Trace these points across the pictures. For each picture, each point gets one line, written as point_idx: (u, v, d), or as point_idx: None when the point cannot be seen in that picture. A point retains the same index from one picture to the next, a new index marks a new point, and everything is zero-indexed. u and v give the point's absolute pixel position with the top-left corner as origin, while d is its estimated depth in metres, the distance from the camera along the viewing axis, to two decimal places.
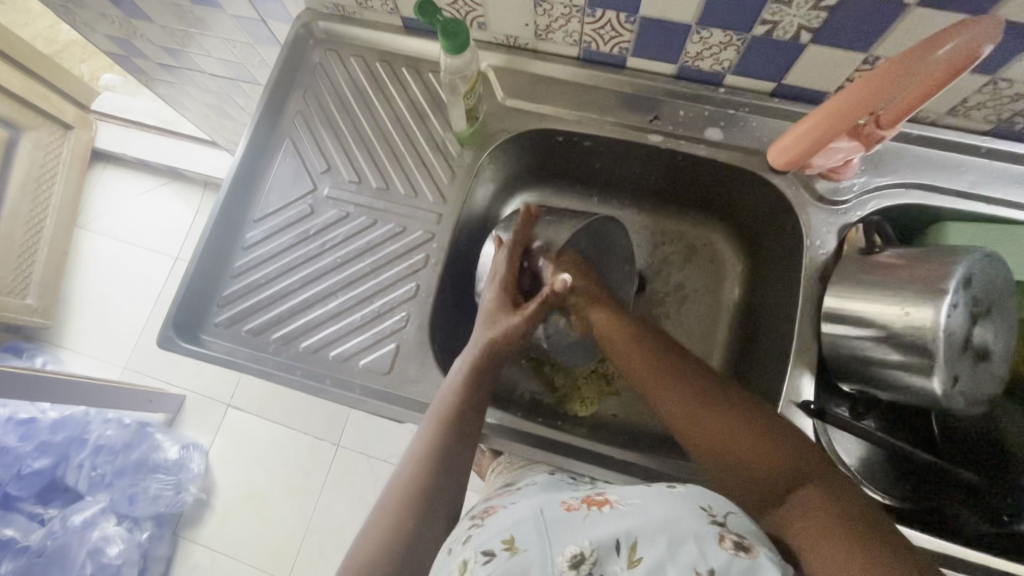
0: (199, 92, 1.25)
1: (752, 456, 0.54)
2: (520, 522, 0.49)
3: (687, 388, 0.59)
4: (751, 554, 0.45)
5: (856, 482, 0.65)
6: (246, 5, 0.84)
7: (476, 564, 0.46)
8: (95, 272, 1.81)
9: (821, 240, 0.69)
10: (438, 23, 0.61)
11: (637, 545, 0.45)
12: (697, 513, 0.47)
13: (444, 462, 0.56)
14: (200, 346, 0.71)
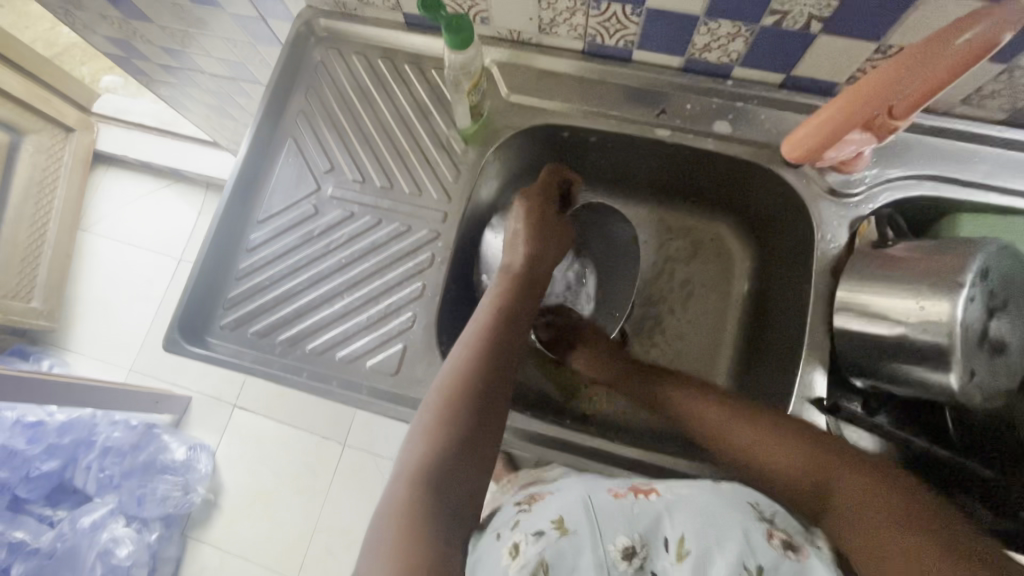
0: (200, 93, 1.24)
1: (793, 463, 0.57)
2: (568, 504, 0.53)
3: (731, 414, 0.63)
4: (798, 555, 0.49)
5: None
6: (245, 4, 0.83)
7: (527, 538, 0.50)
8: (100, 274, 1.81)
9: (833, 233, 0.68)
10: (443, 18, 0.61)
11: (685, 540, 0.49)
12: (746, 509, 0.52)
13: (467, 443, 0.54)
14: (206, 348, 0.70)
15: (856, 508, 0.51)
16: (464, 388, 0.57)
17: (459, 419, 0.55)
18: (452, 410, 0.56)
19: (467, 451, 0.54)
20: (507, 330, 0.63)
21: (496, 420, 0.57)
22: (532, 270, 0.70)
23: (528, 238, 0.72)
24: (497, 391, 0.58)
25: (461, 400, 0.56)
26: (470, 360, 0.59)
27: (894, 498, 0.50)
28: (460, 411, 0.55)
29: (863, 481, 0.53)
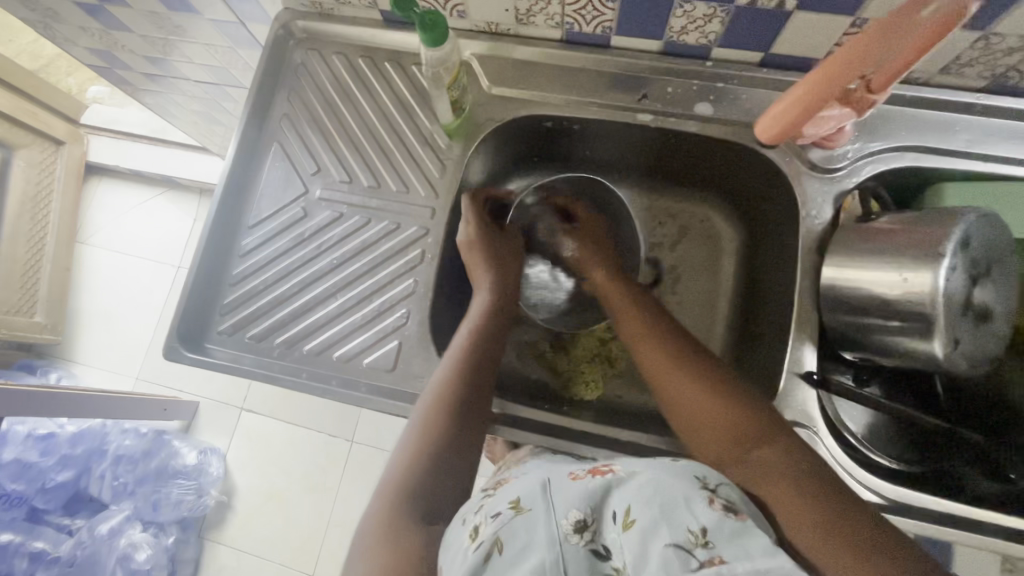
0: (185, 100, 1.24)
1: (731, 419, 0.57)
2: (528, 488, 0.53)
3: (694, 374, 0.62)
4: (739, 516, 0.47)
5: (862, 447, 0.67)
6: (223, 8, 0.83)
7: (486, 521, 0.49)
8: (100, 286, 1.82)
9: (817, 210, 0.69)
10: (416, 15, 0.60)
11: (631, 510, 0.48)
12: (689, 479, 0.50)
13: (445, 462, 0.58)
14: (205, 355, 0.72)
15: (762, 471, 0.53)
16: (441, 412, 0.60)
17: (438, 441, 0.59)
18: (432, 432, 0.59)
19: (446, 471, 0.58)
20: (478, 357, 0.66)
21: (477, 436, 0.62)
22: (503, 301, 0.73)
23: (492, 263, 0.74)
24: (472, 407, 0.62)
25: (438, 423, 0.60)
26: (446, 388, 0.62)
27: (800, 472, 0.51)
28: (439, 433, 0.59)
29: (773, 444, 0.54)
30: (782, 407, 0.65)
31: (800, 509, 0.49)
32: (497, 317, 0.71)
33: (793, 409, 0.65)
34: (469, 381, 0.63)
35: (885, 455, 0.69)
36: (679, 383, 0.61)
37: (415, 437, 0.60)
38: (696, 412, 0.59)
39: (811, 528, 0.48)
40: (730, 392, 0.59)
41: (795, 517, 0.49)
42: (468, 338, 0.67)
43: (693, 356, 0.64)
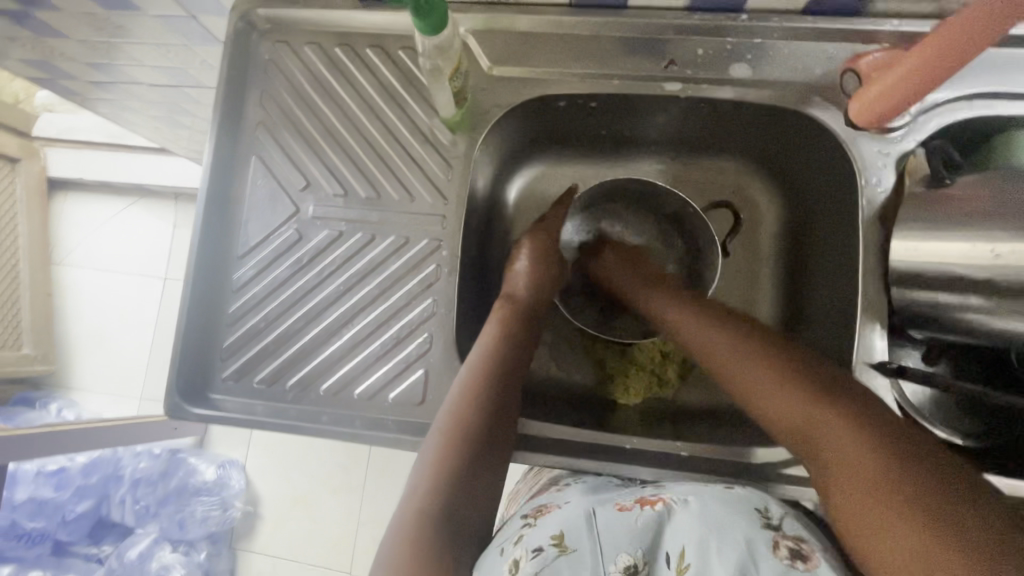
0: (143, 105, 1.11)
1: (794, 416, 0.52)
2: (570, 519, 0.50)
3: (760, 361, 0.57)
4: (807, 564, 0.44)
5: (928, 424, 0.63)
6: (170, 2, 0.71)
7: (526, 555, 0.47)
8: (86, 307, 1.73)
9: (878, 176, 0.61)
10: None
11: (686, 553, 0.45)
12: (752, 515, 0.48)
13: (470, 475, 0.55)
14: (211, 407, 0.65)
15: (830, 457, 0.48)
16: (471, 419, 0.58)
17: (463, 452, 0.56)
18: (457, 440, 0.56)
19: (469, 482, 0.55)
20: (507, 362, 0.64)
21: (501, 449, 0.59)
22: (533, 304, 0.71)
23: (532, 267, 0.73)
24: (503, 417, 0.60)
25: (466, 431, 0.57)
26: (473, 394, 0.59)
27: (880, 443, 0.45)
28: (466, 442, 0.56)
29: (841, 426, 0.48)
30: None
31: (862, 494, 0.44)
32: (524, 321, 0.69)
33: None
34: (499, 388, 0.61)
35: (948, 430, 0.64)
36: (739, 375, 0.58)
37: (435, 449, 0.56)
38: (766, 412, 0.55)
39: (876, 511, 0.42)
40: (801, 381, 0.53)
41: (858, 505, 0.44)
42: (491, 346, 0.64)
43: (752, 341, 0.59)
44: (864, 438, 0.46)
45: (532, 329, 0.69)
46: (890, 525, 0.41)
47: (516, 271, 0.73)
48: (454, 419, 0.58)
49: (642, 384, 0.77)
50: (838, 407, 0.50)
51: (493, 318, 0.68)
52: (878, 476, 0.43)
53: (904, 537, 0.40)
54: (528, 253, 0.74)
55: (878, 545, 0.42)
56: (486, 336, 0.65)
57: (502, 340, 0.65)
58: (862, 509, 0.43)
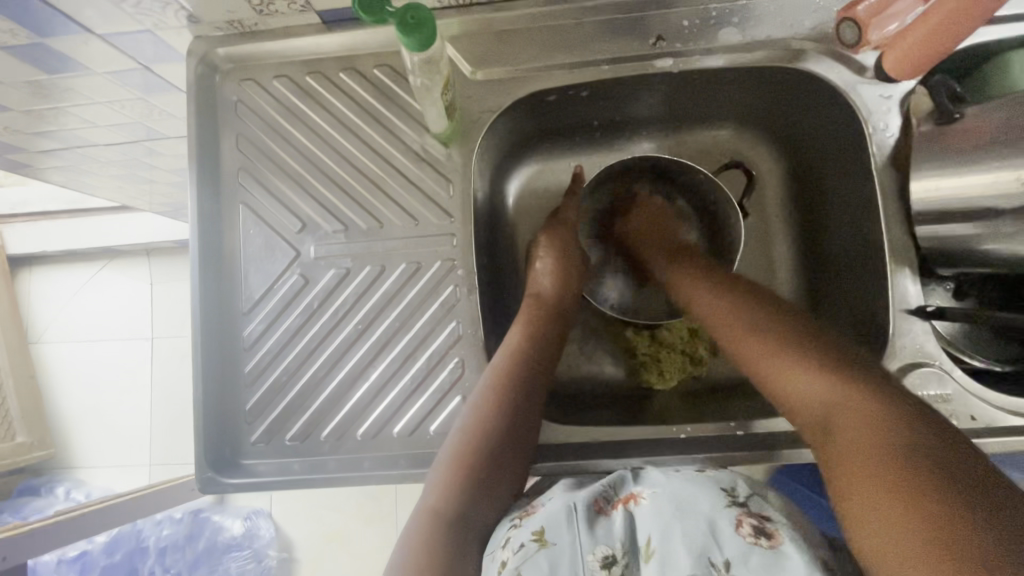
0: (101, 167, 1.05)
1: (825, 399, 0.49)
2: (551, 512, 0.50)
3: (771, 341, 0.56)
4: (771, 541, 0.44)
5: (966, 356, 0.62)
6: (121, 57, 0.67)
7: (511, 555, 0.48)
8: (75, 382, 1.65)
9: (884, 122, 0.60)
10: (394, 16, 0.49)
11: (654, 544, 0.46)
12: (716, 495, 0.48)
13: (482, 482, 0.55)
14: (246, 473, 0.62)
15: (842, 440, 0.46)
16: (489, 432, 0.57)
17: (482, 455, 0.56)
18: (474, 449, 0.56)
19: (483, 486, 0.55)
20: (531, 366, 0.62)
21: (519, 458, 0.58)
22: (557, 302, 0.70)
23: (554, 269, 0.71)
24: (526, 422, 0.59)
25: (486, 440, 0.56)
26: (495, 402, 0.58)
27: (907, 438, 0.42)
28: (484, 453, 0.56)
29: (865, 412, 0.46)
30: (894, 350, 0.59)
31: (866, 480, 0.42)
32: (549, 319, 0.68)
33: (908, 349, 0.59)
34: (520, 395, 0.59)
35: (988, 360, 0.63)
36: (751, 351, 0.57)
37: (449, 456, 0.56)
38: (785, 395, 0.53)
39: (879, 502, 0.40)
40: (827, 369, 0.50)
41: (859, 490, 0.42)
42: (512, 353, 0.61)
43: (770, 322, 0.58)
44: (887, 430, 0.44)
45: (558, 327, 0.68)
46: (885, 516, 0.40)
47: (537, 272, 0.71)
48: (471, 429, 0.57)
49: (676, 367, 0.75)
50: (874, 390, 0.47)
51: (521, 319, 0.66)
52: (888, 467, 0.41)
53: (892, 528, 0.39)
54: (548, 253, 0.72)
55: (865, 529, 0.41)
56: (510, 339, 0.63)
57: (528, 342, 0.64)
58: (864, 493, 0.42)
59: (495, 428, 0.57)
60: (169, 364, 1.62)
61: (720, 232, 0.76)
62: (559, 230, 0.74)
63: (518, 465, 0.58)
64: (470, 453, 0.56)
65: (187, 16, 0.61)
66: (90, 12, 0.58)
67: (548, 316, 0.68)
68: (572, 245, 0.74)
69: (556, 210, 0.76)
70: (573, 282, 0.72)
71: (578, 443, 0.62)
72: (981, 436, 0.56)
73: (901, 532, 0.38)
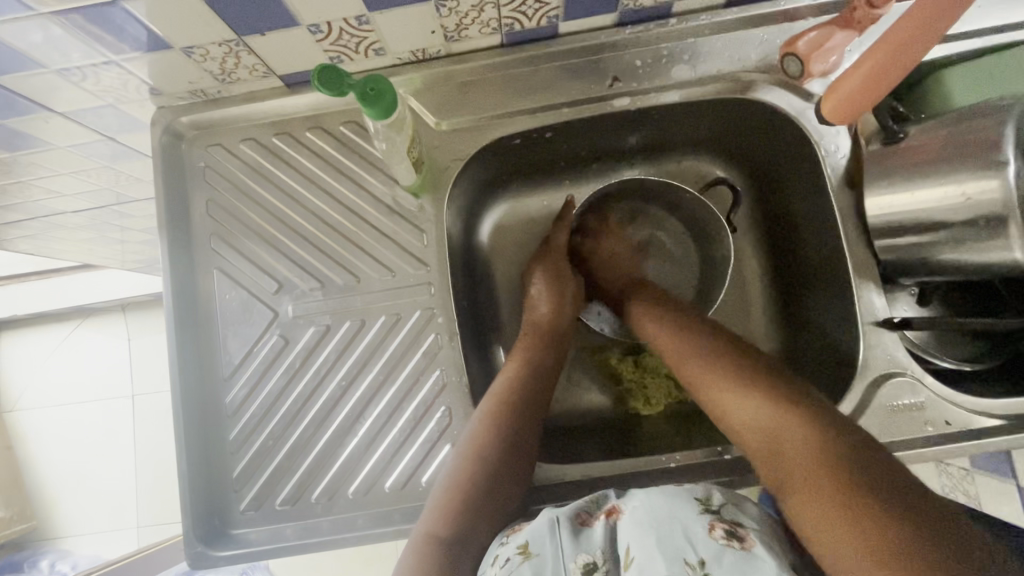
0: (69, 232, 1.04)
1: (761, 421, 0.52)
2: (536, 527, 0.51)
3: (721, 369, 0.58)
4: (743, 544, 0.46)
5: (936, 359, 0.64)
6: (83, 130, 0.67)
7: (498, 570, 0.49)
8: (54, 448, 1.60)
9: (835, 144, 0.63)
10: (354, 88, 0.51)
11: (632, 548, 0.46)
12: (689, 502, 0.49)
13: (478, 509, 0.55)
14: (237, 543, 0.60)
15: (789, 462, 0.48)
16: (491, 457, 0.57)
17: (483, 480, 0.56)
18: (475, 473, 0.57)
19: (482, 511, 0.56)
20: (530, 397, 0.63)
21: (516, 484, 0.58)
22: (554, 326, 0.71)
23: (548, 295, 0.72)
24: (524, 450, 0.60)
25: (487, 466, 0.57)
26: (495, 430, 0.58)
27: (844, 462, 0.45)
28: (479, 480, 0.56)
29: (804, 430, 0.49)
30: (867, 362, 0.61)
31: (813, 497, 0.44)
32: (547, 345, 0.69)
33: (881, 361, 0.61)
34: (520, 420, 0.61)
35: (957, 361, 0.65)
36: (696, 373, 0.60)
37: (452, 474, 0.57)
38: (730, 417, 0.55)
39: (831, 516, 0.43)
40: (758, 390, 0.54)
41: (811, 510, 0.44)
42: (512, 383, 0.63)
43: (718, 351, 0.60)
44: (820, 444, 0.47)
45: (556, 352, 0.70)
46: (836, 532, 0.42)
47: (533, 297, 0.72)
48: (474, 453, 0.57)
49: (661, 392, 0.75)
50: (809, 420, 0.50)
51: (520, 348, 0.68)
52: (833, 481, 0.44)
53: (845, 543, 0.41)
54: (541, 279, 0.73)
55: (821, 552, 0.43)
56: (513, 366, 0.65)
57: (529, 368, 0.65)
58: (818, 518, 0.44)
59: (496, 453, 0.57)
60: (152, 420, 1.58)
61: (709, 247, 0.77)
62: (547, 259, 0.75)
63: (516, 492, 0.58)
64: (472, 476, 0.56)
65: (149, 89, 0.61)
66: (50, 91, 0.58)
67: (546, 343, 0.69)
68: (564, 269, 0.75)
69: (547, 237, 0.78)
70: (568, 307, 0.73)
71: (570, 481, 0.63)
72: (955, 439, 0.58)
73: (856, 541, 0.41)
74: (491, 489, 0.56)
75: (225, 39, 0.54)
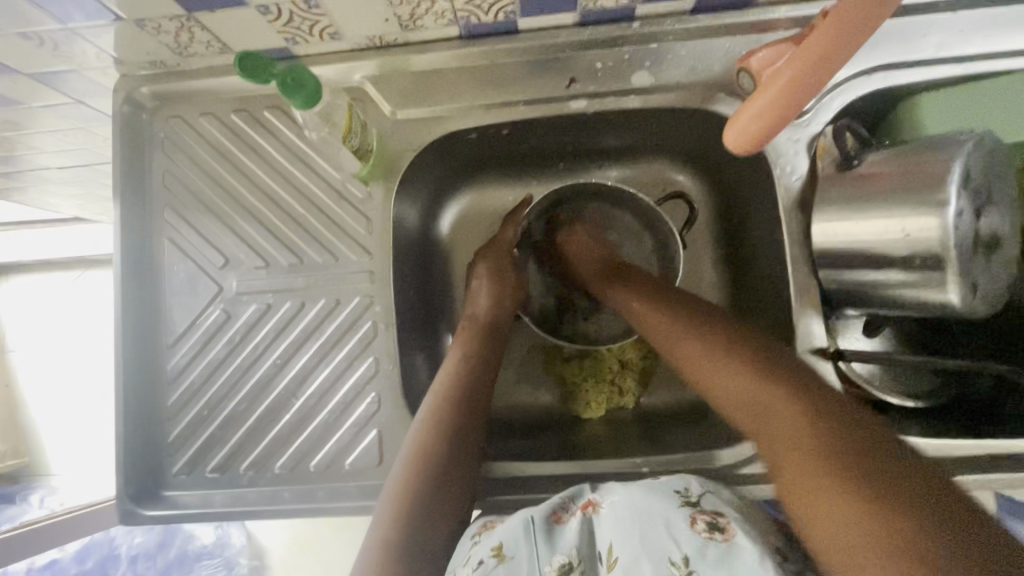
0: (59, 186, 1.06)
1: (750, 394, 0.50)
2: (508, 528, 0.52)
3: (709, 345, 0.57)
4: (725, 535, 0.44)
5: (880, 392, 0.62)
6: (51, 92, 0.68)
7: (471, 572, 0.49)
8: (51, 389, 1.66)
9: (792, 164, 0.61)
10: (276, 77, 0.52)
11: (614, 547, 0.47)
12: (669, 496, 0.48)
13: (429, 508, 0.55)
14: (166, 504, 0.63)
15: (772, 436, 0.46)
16: (437, 452, 0.58)
17: (429, 476, 0.56)
18: (422, 468, 0.57)
19: (434, 507, 0.56)
20: (469, 389, 0.64)
21: (463, 476, 0.59)
22: (493, 320, 0.71)
23: (491, 291, 0.73)
24: (468, 440, 0.61)
25: (432, 459, 0.57)
26: (434, 422, 0.59)
27: (842, 436, 0.42)
28: (426, 474, 0.56)
29: (792, 403, 0.47)
30: None
31: (802, 468, 0.42)
32: (487, 340, 0.69)
33: None
34: (461, 414, 0.61)
35: (900, 395, 0.63)
36: (683, 348, 0.59)
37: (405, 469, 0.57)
38: (717, 390, 0.54)
39: (817, 485, 0.40)
40: (750, 365, 0.52)
41: (800, 481, 0.42)
42: (451, 376, 0.64)
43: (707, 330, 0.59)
44: (819, 418, 0.44)
45: (496, 347, 0.70)
46: (822, 507, 0.39)
47: (473, 293, 0.73)
48: (420, 446, 0.58)
49: (602, 395, 0.76)
50: (804, 395, 0.47)
51: (459, 344, 0.68)
52: (828, 452, 0.41)
53: (837, 514, 0.38)
54: (484, 275, 0.73)
55: (812, 531, 0.40)
56: (451, 362, 0.66)
57: (467, 362, 0.66)
58: (807, 489, 0.41)
59: (442, 447, 0.58)
60: None
61: (665, 256, 0.77)
62: (491, 254, 0.75)
63: (464, 483, 0.59)
64: (421, 470, 0.56)
65: (109, 57, 0.61)
66: (10, 53, 0.59)
67: (486, 338, 0.70)
68: (507, 266, 0.75)
69: (495, 235, 0.78)
70: (508, 305, 0.73)
71: (493, 476, 0.64)
72: None
73: (846, 514, 0.38)
74: (437, 483, 0.56)
75: (175, 15, 0.54)
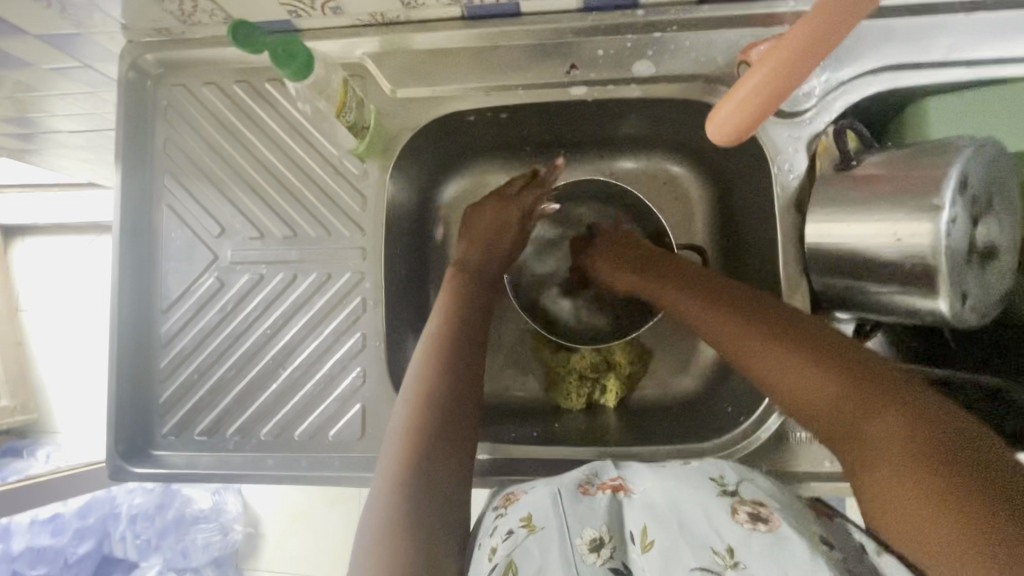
0: (73, 150, 1.08)
1: (811, 383, 0.46)
2: (537, 500, 0.49)
3: (755, 321, 0.53)
4: (769, 526, 0.42)
5: None
6: (60, 56, 0.69)
7: (501, 542, 0.47)
8: (61, 349, 1.70)
9: (790, 162, 0.60)
10: (268, 47, 0.53)
11: (649, 529, 0.44)
12: (706, 485, 0.46)
13: (439, 451, 0.53)
14: (154, 463, 0.65)
15: (842, 425, 0.43)
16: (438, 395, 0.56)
17: (432, 417, 0.54)
18: (425, 410, 0.55)
19: (444, 448, 0.53)
20: (465, 333, 0.63)
21: (470, 415, 0.57)
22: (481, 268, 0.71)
23: (479, 246, 0.72)
24: (467, 378, 0.59)
25: (434, 399, 0.55)
26: (433, 366, 0.58)
27: (919, 431, 0.38)
28: (431, 414, 0.54)
29: (856, 388, 0.43)
30: None
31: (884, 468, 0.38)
32: (476, 288, 0.69)
33: None
34: (457, 355, 0.60)
35: None
36: (720, 329, 0.56)
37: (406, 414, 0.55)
38: (763, 374, 0.50)
39: (903, 491, 0.36)
40: (802, 345, 0.48)
41: (879, 481, 0.38)
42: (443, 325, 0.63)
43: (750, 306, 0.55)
44: (890, 409, 0.40)
45: (485, 294, 0.69)
46: (911, 511, 0.36)
47: (460, 258, 0.71)
48: (419, 394, 0.56)
49: (584, 389, 0.76)
50: (870, 379, 0.43)
51: (446, 291, 0.67)
52: (912, 450, 0.37)
53: (925, 522, 0.35)
54: (469, 231, 0.73)
55: (898, 534, 0.37)
56: (440, 309, 0.65)
57: (456, 308, 0.65)
58: (888, 493, 0.38)
59: (442, 388, 0.57)
60: None
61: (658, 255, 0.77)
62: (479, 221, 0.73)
63: (472, 421, 0.57)
64: (423, 413, 0.54)
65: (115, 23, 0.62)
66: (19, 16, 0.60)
67: (474, 283, 0.69)
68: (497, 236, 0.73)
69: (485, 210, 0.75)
70: (499, 256, 0.73)
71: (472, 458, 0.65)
72: None
73: (940, 525, 0.34)
74: (445, 425, 0.54)
75: None
